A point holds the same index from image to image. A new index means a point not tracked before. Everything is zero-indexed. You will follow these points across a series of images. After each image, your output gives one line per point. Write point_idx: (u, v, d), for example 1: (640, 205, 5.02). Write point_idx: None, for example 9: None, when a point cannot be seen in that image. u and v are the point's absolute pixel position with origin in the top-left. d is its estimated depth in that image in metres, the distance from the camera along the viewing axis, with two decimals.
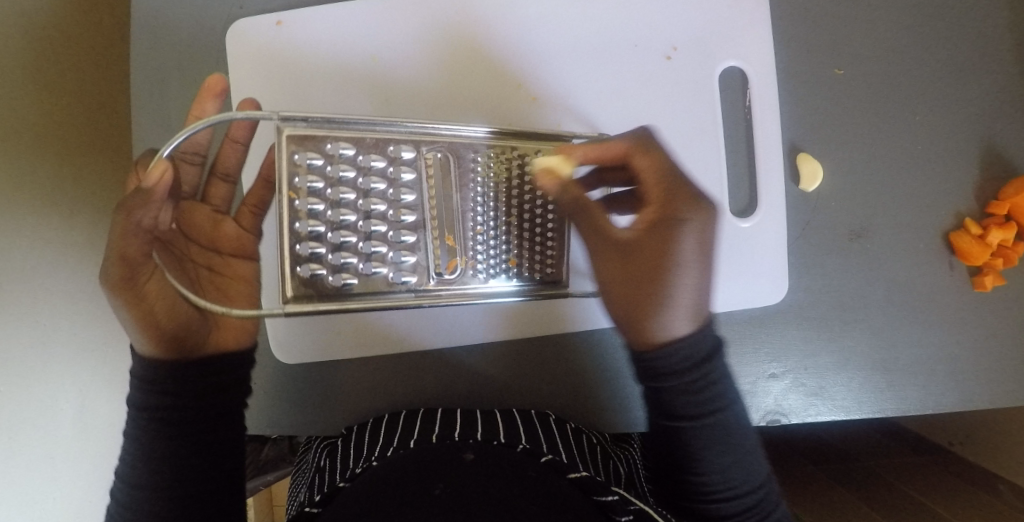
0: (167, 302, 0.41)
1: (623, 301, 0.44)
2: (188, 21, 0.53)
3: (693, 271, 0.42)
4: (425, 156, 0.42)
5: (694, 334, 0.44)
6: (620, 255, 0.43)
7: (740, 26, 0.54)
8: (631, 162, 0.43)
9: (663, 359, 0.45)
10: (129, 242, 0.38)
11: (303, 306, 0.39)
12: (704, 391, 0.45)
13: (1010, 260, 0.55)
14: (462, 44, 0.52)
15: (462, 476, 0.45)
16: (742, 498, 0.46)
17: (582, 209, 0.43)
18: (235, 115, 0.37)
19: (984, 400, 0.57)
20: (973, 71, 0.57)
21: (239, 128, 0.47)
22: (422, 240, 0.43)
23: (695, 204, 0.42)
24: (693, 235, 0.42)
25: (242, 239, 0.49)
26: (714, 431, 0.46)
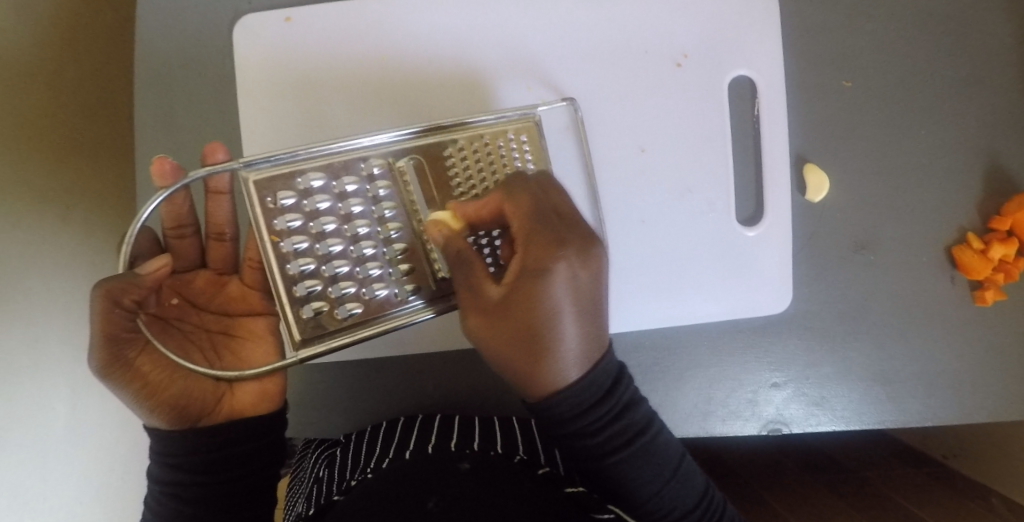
0: (172, 375, 0.39)
1: (495, 351, 0.41)
2: (197, 12, 0.52)
3: (568, 320, 0.40)
4: (396, 165, 0.40)
5: (581, 381, 0.42)
6: (489, 311, 0.40)
7: (750, 35, 0.54)
8: (507, 203, 0.40)
9: (557, 412, 0.42)
10: (116, 324, 0.36)
11: (315, 347, 0.38)
12: (608, 431, 0.43)
13: (1011, 276, 0.56)
14: (470, 46, 0.52)
15: (457, 484, 0.45)
16: (688, 514, 0.46)
17: (462, 263, 0.39)
18: (198, 176, 0.35)
19: (982, 414, 0.57)
20: (978, 87, 0.57)
21: (217, 180, 0.43)
22: (415, 250, 0.41)
23: (565, 245, 0.40)
24: (565, 283, 0.39)
25: (250, 295, 0.45)
26: (626, 468, 0.44)
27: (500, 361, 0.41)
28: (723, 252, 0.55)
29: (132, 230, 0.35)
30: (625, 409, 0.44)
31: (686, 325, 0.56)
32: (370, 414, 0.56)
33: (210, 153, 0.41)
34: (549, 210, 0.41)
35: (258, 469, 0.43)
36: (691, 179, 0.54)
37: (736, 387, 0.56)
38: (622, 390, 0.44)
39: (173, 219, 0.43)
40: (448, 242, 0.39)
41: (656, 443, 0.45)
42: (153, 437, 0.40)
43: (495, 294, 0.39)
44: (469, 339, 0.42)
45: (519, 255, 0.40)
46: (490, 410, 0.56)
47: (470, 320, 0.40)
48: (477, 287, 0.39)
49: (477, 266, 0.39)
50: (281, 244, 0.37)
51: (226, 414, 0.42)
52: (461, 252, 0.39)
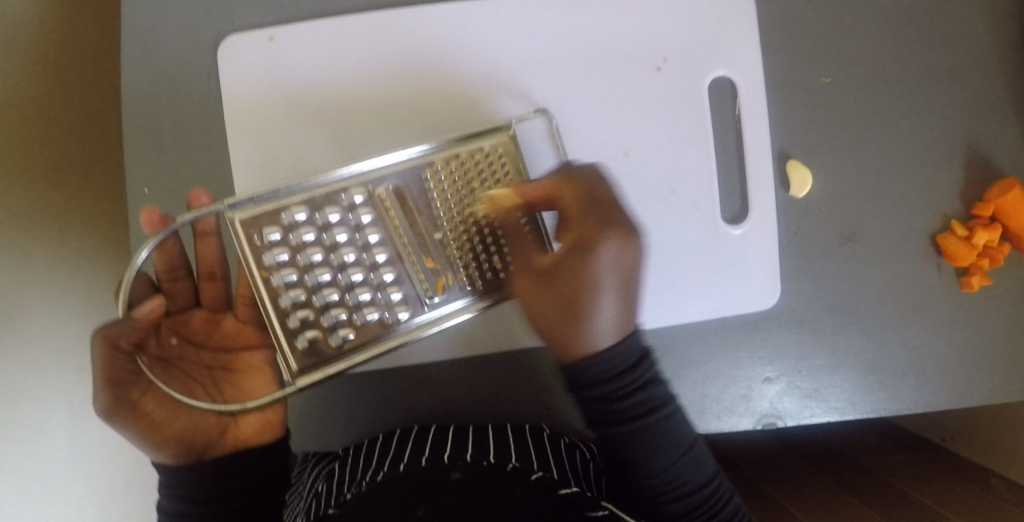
0: (176, 411, 0.40)
1: (543, 318, 0.44)
2: (180, 36, 0.53)
3: (610, 294, 0.43)
4: (376, 193, 0.40)
5: (616, 347, 0.44)
6: (539, 278, 0.44)
7: (727, 36, 0.55)
8: (557, 192, 0.43)
9: (586, 376, 0.44)
10: (115, 369, 0.36)
11: (312, 374, 0.40)
12: (630, 400, 0.45)
13: (997, 261, 0.56)
14: (452, 60, 0.53)
15: (448, 495, 0.45)
16: (692, 497, 0.46)
17: (516, 233, 0.45)
18: (187, 220, 0.36)
19: (972, 397, 0.58)
20: (956, 76, 0.58)
21: (204, 222, 0.43)
22: (403, 272, 0.42)
23: (612, 226, 0.43)
24: (611, 259, 0.42)
25: (245, 329, 0.45)
26: (653, 431, 0.45)
27: (543, 327, 0.44)
28: (711, 252, 0.56)
29: (129, 274, 0.36)
30: (647, 384, 0.45)
31: (677, 326, 0.57)
32: (372, 427, 0.57)
33: (196, 198, 0.43)
34: (597, 199, 0.44)
35: (267, 494, 0.43)
36: (676, 180, 0.55)
37: (729, 383, 0.57)
38: (642, 371, 0.45)
39: (164, 263, 0.42)
40: (504, 217, 0.44)
41: (673, 420, 0.46)
42: (161, 472, 0.41)
43: (546, 263, 0.44)
44: (524, 310, 0.45)
45: (577, 234, 0.43)
46: (487, 418, 0.57)
47: (521, 289, 0.44)
48: (528, 259, 0.44)
49: (526, 239, 0.45)
50: (271, 279, 0.38)
51: (232, 443, 0.43)
52: (513, 225, 0.44)
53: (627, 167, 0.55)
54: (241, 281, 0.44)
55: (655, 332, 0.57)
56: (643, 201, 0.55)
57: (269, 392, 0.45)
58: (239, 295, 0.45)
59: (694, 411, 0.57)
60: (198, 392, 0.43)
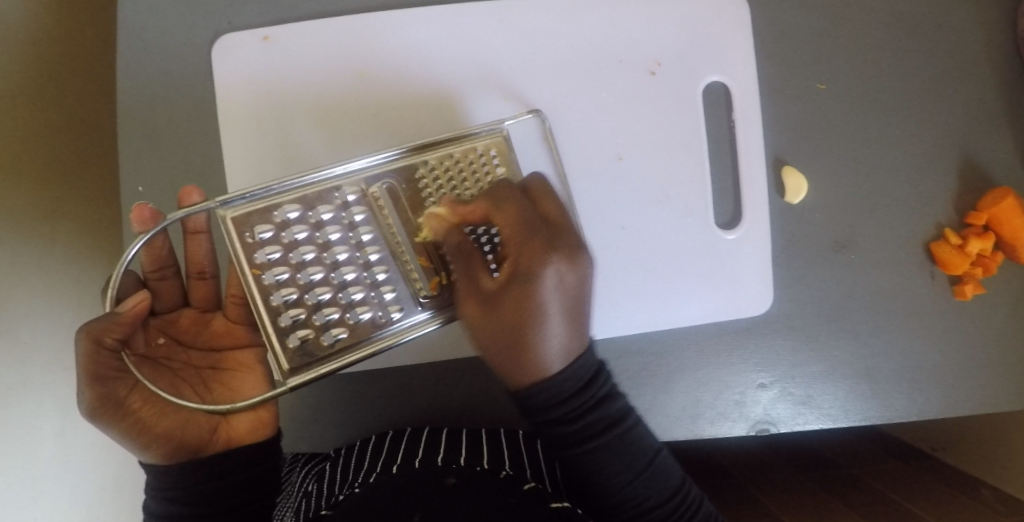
0: (164, 410, 0.39)
1: (490, 343, 0.43)
2: (176, 35, 0.53)
3: (557, 322, 0.42)
4: (369, 191, 0.41)
5: (568, 369, 0.43)
6: (484, 302, 0.41)
7: (722, 41, 0.55)
8: (496, 210, 0.41)
9: (536, 402, 0.43)
10: (100, 365, 0.36)
11: (307, 375, 0.39)
12: (585, 421, 0.44)
13: (989, 270, 0.56)
14: (446, 61, 0.53)
15: (442, 498, 0.45)
16: (652, 512, 0.46)
17: (464, 258, 0.41)
18: (177, 217, 0.36)
19: (965, 406, 0.58)
20: (949, 85, 0.58)
21: (195, 220, 0.43)
22: (397, 272, 0.41)
23: (556, 247, 0.42)
24: (556, 282, 0.41)
25: (235, 329, 0.45)
26: (607, 452, 0.45)
27: (491, 351, 0.43)
28: (704, 256, 0.56)
29: (118, 270, 0.36)
30: (602, 402, 0.45)
31: (670, 330, 0.57)
32: (364, 428, 0.57)
33: (186, 196, 0.42)
34: (538, 219, 0.42)
35: (258, 499, 0.43)
36: (669, 184, 0.55)
37: (724, 388, 0.57)
38: (597, 387, 0.45)
39: (152, 263, 0.42)
40: (445, 233, 0.41)
41: (629, 437, 0.46)
42: (148, 473, 0.41)
43: (492, 287, 0.41)
44: (469, 337, 0.44)
45: (514, 255, 0.41)
46: (478, 420, 0.58)
47: (467, 311, 0.42)
48: (474, 281, 0.41)
49: (473, 262, 0.42)
50: (263, 277, 0.38)
51: (224, 442, 0.42)
52: (463, 246, 0.41)
53: (619, 171, 0.55)
54: (232, 280, 0.44)
55: (649, 337, 0.56)
56: (637, 205, 0.55)
57: (261, 391, 0.45)
58: (230, 295, 0.45)
59: (686, 417, 0.56)
60: (187, 392, 0.42)
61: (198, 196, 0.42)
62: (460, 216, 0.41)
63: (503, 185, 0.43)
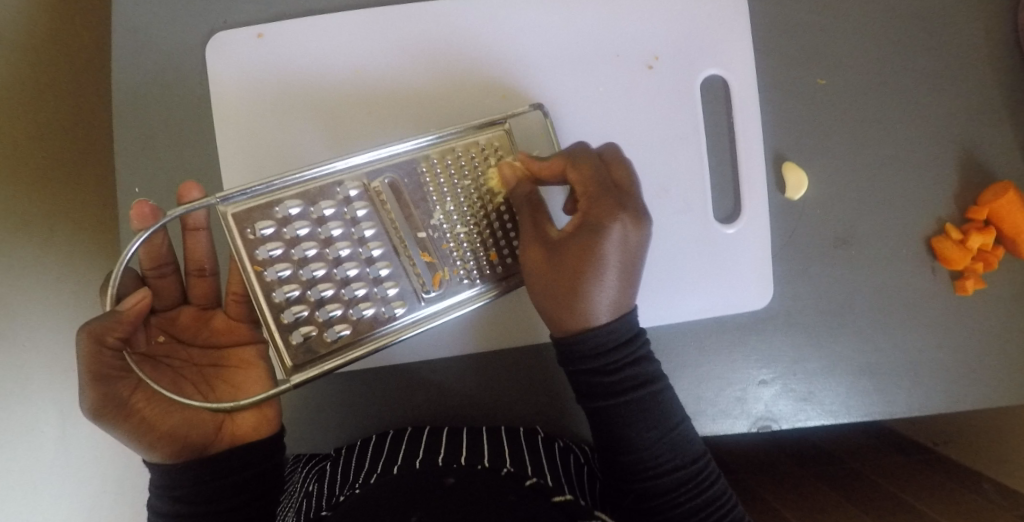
0: (168, 408, 0.39)
1: (546, 294, 0.44)
2: (171, 33, 0.52)
3: (614, 274, 0.43)
4: (371, 186, 0.40)
5: (613, 322, 0.44)
6: (549, 249, 0.44)
7: (721, 36, 0.55)
8: (568, 169, 0.44)
9: (578, 348, 0.44)
10: (102, 362, 0.36)
11: (309, 371, 0.39)
12: (623, 372, 0.45)
13: (990, 264, 0.56)
14: (443, 56, 0.52)
15: (440, 499, 0.44)
16: (678, 472, 0.45)
17: (533, 204, 0.44)
18: (177, 213, 0.35)
19: (967, 400, 0.57)
20: (949, 79, 0.58)
21: (194, 217, 0.43)
22: (400, 268, 0.41)
23: (625, 207, 0.43)
24: (618, 241, 0.43)
25: (236, 326, 0.45)
26: (639, 404, 0.45)
27: (545, 298, 0.45)
28: (704, 252, 0.56)
29: (117, 268, 0.35)
30: (639, 361, 0.45)
31: (670, 325, 0.56)
32: (364, 428, 0.57)
33: (186, 191, 0.41)
34: (609, 181, 0.44)
35: (256, 494, 0.43)
36: (669, 179, 0.55)
37: (725, 386, 0.56)
38: (635, 347, 0.45)
39: (151, 260, 0.42)
40: (516, 190, 0.44)
41: (660, 396, 0.46)
42: (153, 472, 0.40)
43: (556, 236, 0.43)
44: (529, 291, 0.45)
45: (585, 209, 0.43)
46: (478, 418, 0.57)
47: (531, 254, 0.44)
48: (540, 230, 0.44)
49: (540, 213, 0.45)
50: (264, 274, 0.37)
51: (229, 439, 0.42)
52: (532, 196, 0.44)
53: None
54: (232, 277, 0.44)
55: (648, 333, 0.56)
56: None
57: (263, 387, 0.44)
58: (230, 292, 0.44)
59: (687, 414, 0.56)
60: (190, 391, 0.42)
61: (198, 191, 0.42)
62: (534, 172, 0.44)
63: (580, 150, 0.45)
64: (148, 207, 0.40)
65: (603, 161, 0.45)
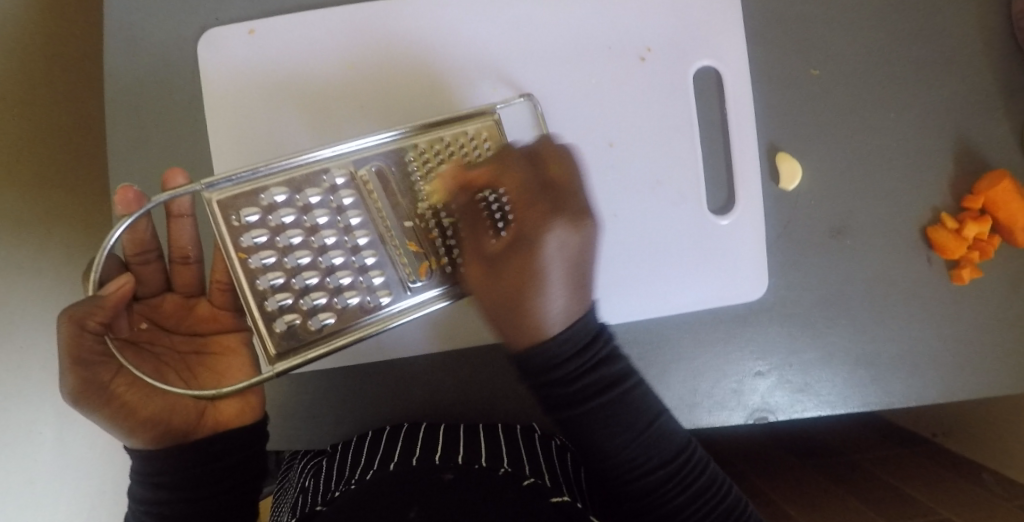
0: (150, 393, 0.39)
1: (487, 305, 0.43)
2: (163, 30, 0.52)
3: (559, 287, 0.42)
4: (358, 174, 0.40)
5: (563, 333, 0.43)
6: (487, 265, 0.41)
7: (713, 26, 0.55)
8: (497, 180, 0.40)
9: (534, 362, 0.44)
10: (83, 346, 0.36)
11: (292, 359, 0.39)
12: (583, 382, 0.44)
13: (987, 253, 0.56)
14: (433, 48, 0.52)
15: (439, 498, 0.46)
16: (657, 471, 0.46)
17: (468, 216, 0.41)
18: (161, 200, 0.36)
19: (965, 390, 0.57)
20: (943, 67, 0.58)
21: (178, 203, 0.42)
22: (385, 256, 0.41)
23: (559, 211, 0.40)
24: (561, 246, 0.41)
25: (220, 315, 0.45)
26: (611, 411, 0.45)
27: (488, 312, 0.43)
28: (699, 243, 0.56)
29: (100, 253, 0.36)
30: (601, 363, 0.45)
31: (665, 317, 0.56)
32: (359, 424, 0.56)
33: (170, 177, 0.42)
34: (537, 185, 0.41)
35: (245, 482, 0.44)
36: (662, 170, 0.55)
37: (721, 377, 0.56)
38: (599, 347, 0.45)
39: (135, 246, 0.42)
40: (455, 198, 0.41)
41: (631, 396, 0.46)
42: (135, 458, 0.41)
43: (493, 250, 0.41)
44: (473, 299, 0.43)
45: (517, 220, 0.40)
46: (474, 414, 0.56)
47: (471, 278, 0.42)
48: (475, 246, 0.41)
49: (478, 227, 0.41)
50: (249, 261, 0.38)
51: (212, 426, 0.43)
52: (466, 206, 0.41)
53: (612, 158, 0.54)
54: (217, 265, 0.44)
55: (642, 324, 0.56)
56: (630, 192, 0.55)
57: (246, 374, 0.45)
58: (214, 280, 0.44)
59: (684, 406, 0.56)
60: (172, 377, 0.42)
61: (183, 179, 0.42)
62: (461, 184, 0.40)
63: (504, 153, 0.41)
64: (132, 194, 0.40)
65: (528, 158, 0.41)
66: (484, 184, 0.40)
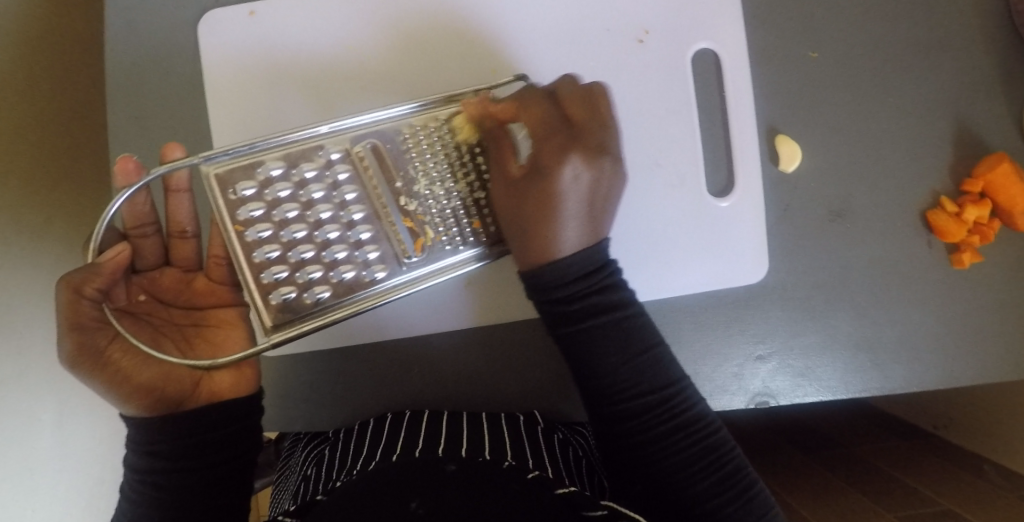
0: (146, 360, 0.39)
1: (508, 223, 0.45)
2: (165, 10, 0.53)
3: (576, 222, 0.44)
4: (354, 150, 0.41)
5: (577, 255, 0.45)
6: (510, 185, 0.44)
7: (713, 8, 0.55)
8: (521, 114, 0.43)
9: (545, 280, 0.45)
10: (81, 310, 0.36)
11: (286, 332, 0.39)
12: (583, 302, 0.46)
13: (987, 237, 0.56)
14: (430, 28, 0.53)
15: (444, 493, 0.46)
16: (647, 399, 0.47)
17: (495, 140, 0.44)
18: (160, 171, 0.36)
19: (966, 375, 0.57)
20: (943, 51, 0.58)
21: (177, 178, 0.42)
22: (380, 232, 0.41)
23: (577, 145, 0.42)
24: (575, 180, 0.43)
25: (217, 289, 0.45)
26: (614, 326, 0.47)
27: (507, 228, 0.45)
28: (698, 225, 0.56)
29: (101, 223, 0.36)
30: (601, 291, 0.46)
31: (665, 299, 0.56)
32: (358, 410, 0.56)
33: (169, 151, 0.41)
34: (561, 120, 0.43)
35: (240, 449, 0.44)
36: (661, 151, 0.55)
37: (722, 361, 0.56)
38: (601, 277, 0.46)
39: (133, 219, 0.42)
40: (486, 125, 0.43)
41: (627, 323, 0.47)
42: (130, 424, 0.41)
43: (516, 174, 0.43)
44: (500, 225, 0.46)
45: (536, 148, 0.43)
46: (473, 400, 0.56)
47: (496, 196, 0.44)
48: (502, 170, 0.44)
49: (507, 147, 0.44)
50: (245, 234, 0.38)
51: (207, 396, 0.42)
52: (495, 130, 0.44)
53: None
54: (214, 239, 0.44)
55: (644, 307, 0.56)
56: (628, 173, 0.55)
57: (242, 347, 0.45)
58: (211, 254, 0.45)
59: None
60: (169, 346, 0.42)
61: (181, 152, 0.42)
62: (495, 113, 0.43)
63: (529, 91, 0.44)
64: (129, 164, 0.40)
65: (551, 96, 0.44)
66: (504, 118, 0.43)
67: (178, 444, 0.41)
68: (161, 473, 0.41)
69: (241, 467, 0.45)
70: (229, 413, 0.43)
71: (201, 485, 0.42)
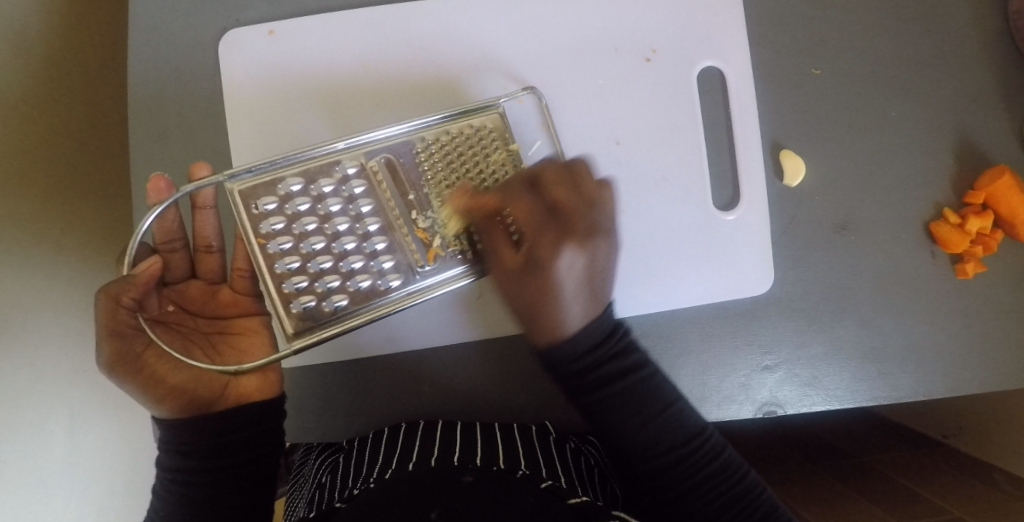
0: (178, 365, 0.40)
1: (519, 305, 0.46)
2: (185, 33, 0.54)
3: (579, 301, 0.47)
4: (368, 165, 0.42)
5: (582, 331, 0.48)
6: (508, 277, 0.44)
7: (716, 27, 0.56)
8: (508, 206, 0.42)
9: (559, 355, 0.48)
10: (118, 318, 0.37)
11: (306, 338, 0.40)
12: (600, 371, 0.49)
13: (989, 247, 0.57)
14: (442, 49, 0.54)
15: (461, 497, 0.46)
16: (681, 449, 0.50)
17: (486, 231, 0.43)
18: (186, 190, 0.37)
19: (971, 384, 0.57)
20: (943, 67, 0.59)
21: (204, 195, 0.44)
22: (394, 242, 0.42)
23: (568, 236, 0.43)
24: (571, 267, 0.44)
25: (241, 300, 0.47)
26: (633, 395, 0.50)
27: (521, 312, 0.47)
28: (704, 238, 0.57)
29: (135, 237, 0.37)
30: (618, 354, 0.50)
31: (672, 311, 0.57)
32: (372, 421, 0.57)
33: (195, 170, 0.43)
34: (545, 210, 0.43)
35: (260, 456, 0.45)
36: (667, 166, 0.56)
37: (729, 372, 0.57)
38: (616, 340, 0.50)
39: (163, 234, 0.43)
40: (474, 217, 0.42)
41: (646, 384, 0.50)
42: (162, 429, 0.42)
43: (511, 265, 0.44)
44: (499, 294, 0.47)
45: (529, 242, 0.43)
46: (487, 409, 0.57)
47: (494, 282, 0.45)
48: (498, 259, 0.44)
49: (497, 235, 0.43)
50: (267, 246, 0.39)
51: (234, 399, 0.44)
52: (485, 223, 0.43)
53: (619, 155, 0.56)
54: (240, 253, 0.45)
55: (652, 319, 0.57)
56: (636, 187, 0.56)
57: (267, 353, 0.46)
58: (236, 267, 0.46)
59: (694, 401, 0.57)
60: (198, 354, 0.43)
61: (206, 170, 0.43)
62: (475, 203, 0.41)
63: (511, 181, 0.43)
64: (160, 182, 0.41)
65: (532, 183, 0.44)
66: (494, 208, 0.42)
67: (205, 451, 0.43)
68: (189, 477, 0.43)
69: (261, 474, 0.46)
70: (250, 420, 0.44)
71: (225, 486, 0.44)
